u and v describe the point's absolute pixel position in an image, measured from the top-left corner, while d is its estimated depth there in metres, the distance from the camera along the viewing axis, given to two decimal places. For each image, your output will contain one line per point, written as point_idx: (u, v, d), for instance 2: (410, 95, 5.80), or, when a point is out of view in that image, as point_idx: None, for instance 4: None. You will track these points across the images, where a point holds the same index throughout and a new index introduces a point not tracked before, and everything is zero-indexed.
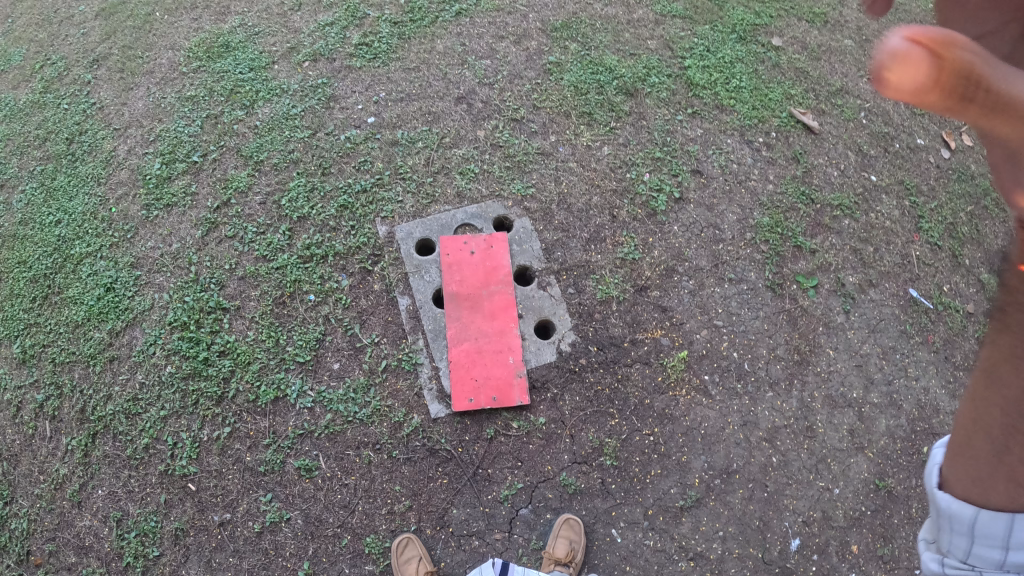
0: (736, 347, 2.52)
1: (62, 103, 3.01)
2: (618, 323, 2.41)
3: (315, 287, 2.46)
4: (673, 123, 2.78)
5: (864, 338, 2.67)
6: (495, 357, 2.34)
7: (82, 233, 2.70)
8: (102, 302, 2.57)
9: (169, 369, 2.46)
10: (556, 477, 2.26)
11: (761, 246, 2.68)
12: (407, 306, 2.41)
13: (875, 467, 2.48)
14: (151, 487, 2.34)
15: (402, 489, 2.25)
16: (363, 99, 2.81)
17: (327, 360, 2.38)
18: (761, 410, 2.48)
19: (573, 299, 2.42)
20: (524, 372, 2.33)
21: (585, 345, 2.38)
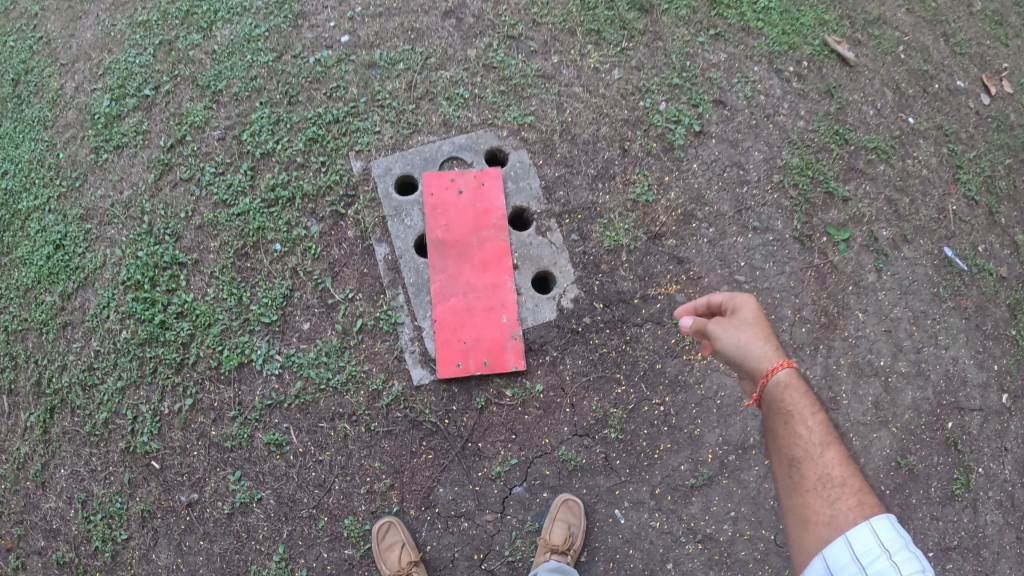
0: (760, 306, 2.18)
1: (8, 41, 2.56)
2: (628, 276, 1.98)
3: (281, 235, 2.11)
4: (694, 45, 2.39)
5: (895, 299, 2.46)
6: (486, 316, 1.95)
7: (28, 184, 2.36)
8: (53, 261, 2.26)
9: (124, 335, 2.17)
10: (555, 452, 1.95)
11: (789, 192, 2.36)
12: (385, 256, 2.02)
13: (898, 443, 2.37)
14: (114, 466, 2.11)
15: (382, 465, 1.97)
16: (336, 14, 2.36)
17: (296, 319, 2.05)
18: None
19: (577, 248, 1.98)
20: (519, 333, 1.94)
21: (590, 302, 1.96)
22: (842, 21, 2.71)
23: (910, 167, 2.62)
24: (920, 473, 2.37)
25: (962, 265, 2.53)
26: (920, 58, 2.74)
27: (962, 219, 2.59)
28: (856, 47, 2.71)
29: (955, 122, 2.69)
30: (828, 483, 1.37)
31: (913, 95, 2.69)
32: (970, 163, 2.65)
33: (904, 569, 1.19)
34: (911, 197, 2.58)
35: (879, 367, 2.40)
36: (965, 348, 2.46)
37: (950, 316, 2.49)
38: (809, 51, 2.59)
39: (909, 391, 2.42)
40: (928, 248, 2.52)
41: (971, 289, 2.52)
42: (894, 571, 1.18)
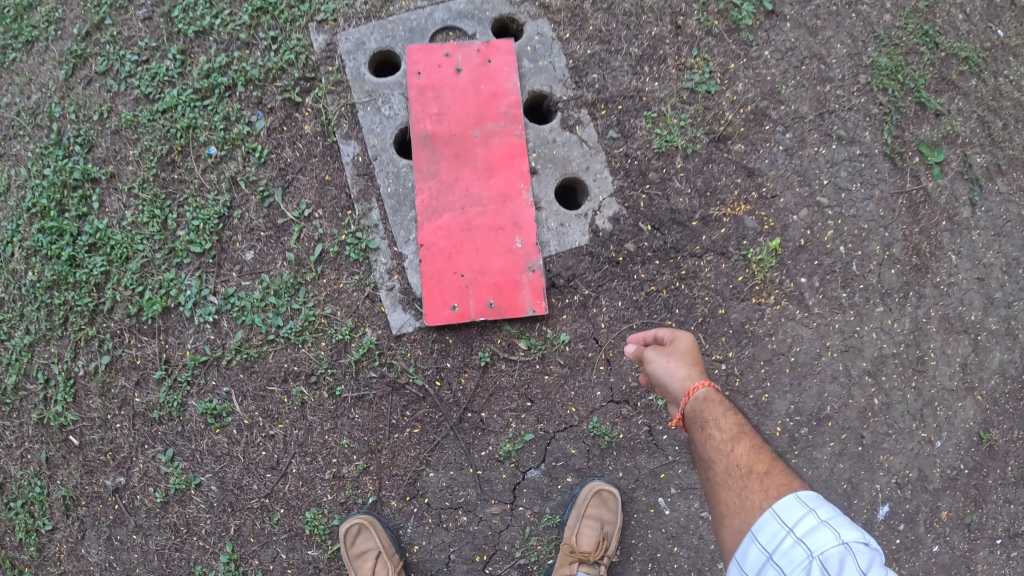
0: (844, 239, 1.70)
1: None
2: (684, 190, 1.46)
3: (217, 134, 1.57)
4: None
5: (991, 242, 1.90)
6: (492, 240, 1.44)
7: None
8: None
9: (29, 275, 1.62)
10: (584, 425, 1.44)
11: (877, 97, 1.87)
12: (353, 156, 1.49)
13: (981, 414, 1.87)
14: (31, 441, 1.60)
15: (352, 442, 1.45)
16: None
17: (236, 247, 1.52)
18: (869, 331, 1.78)
19: (617, 149, 1.46)
20: (538, 264, 1.43)
21: (634, 222, 1.44)
22: None
23: (1002, 86, 1.98)
24: (999, 450, 1.88)
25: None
26: None
27: None
28: None
29: None
30: (736, 471, 1.13)
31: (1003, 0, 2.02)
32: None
33: (816, 546, 0.97)
34: (1004, 121, 1.96)
35: (969, 323, 1.88)
36: None
37: None
38: None
39: (997, 351, 1.90)
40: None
41: None
42: (806, 554, 0.97)
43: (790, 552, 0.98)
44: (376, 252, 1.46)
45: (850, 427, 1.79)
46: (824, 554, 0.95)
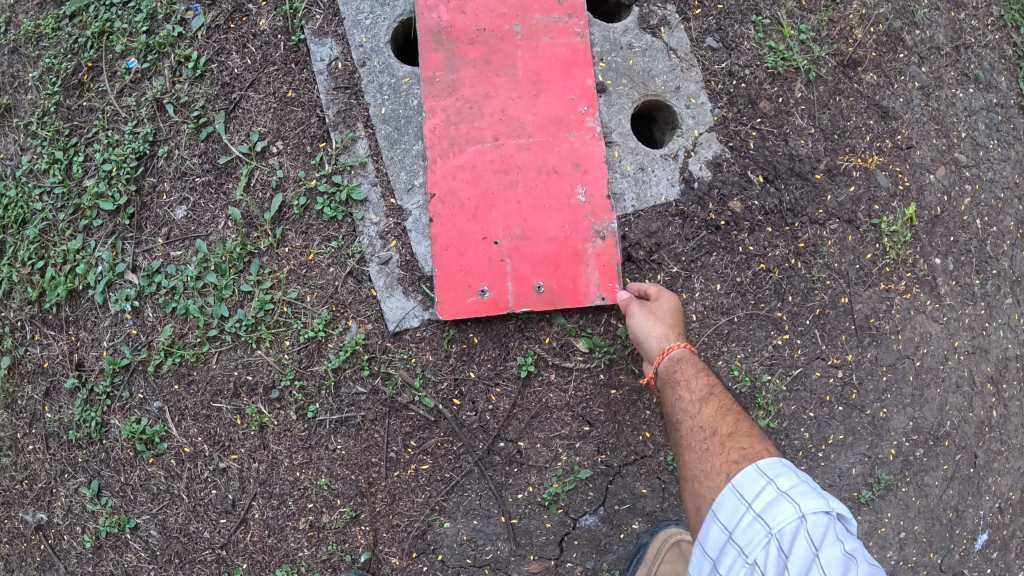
0: (979, 210, 1.31)
1: None
2: (806, 129, 1.06)
3: (137, 41, 1.10)
4: None
5: None
6: (539, 190, 1.00)
7: None
8: None
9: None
10: (660, 456, 1.04)
11: (1011, 35, 1.45)
12: (331, 62, 1.04)
13: None
14: None
15: (334, 478, 1.03)
16: None
17: (164, 200, 1.07)
18: (996, 331, 1.38)
19: (719, 69, 1.04)
20: (609, 230, 1.00)
21: (740, 171, 1.03)
22: None
23: None
24: None
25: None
26: None
27: None
28: None
29: None
30: (700, 438, 0.82)
31: None
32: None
33: (775, 521, 0.68)
34: None
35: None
36: None
37: None
38: None
39: None
40: None
41: None
42: (764, 532, 0.68)
43: (751, 532, 0.70)
44: (363, 205, 1.03)
45: (965, 445, 1.36)
46: (784, 532, 0.67)
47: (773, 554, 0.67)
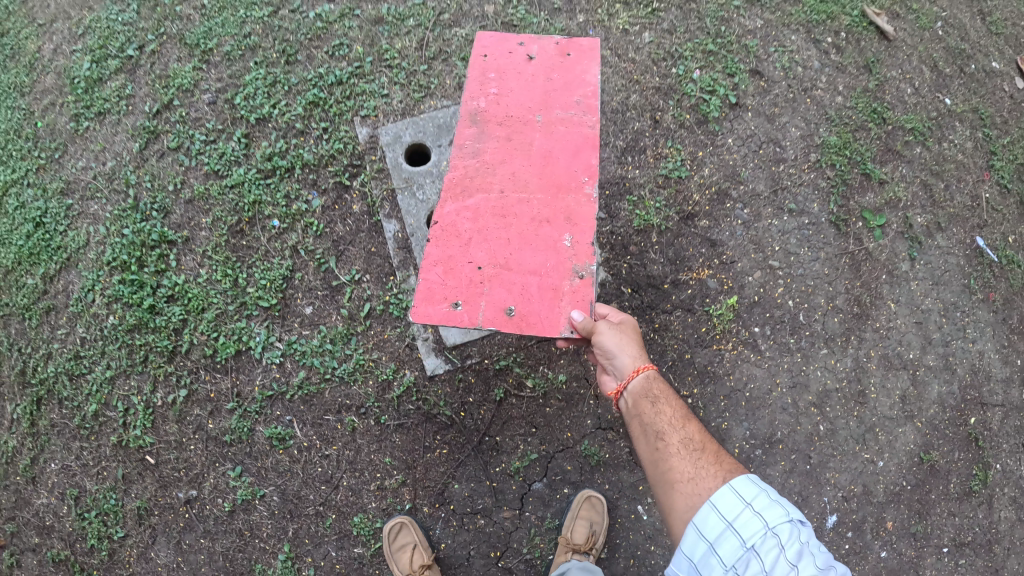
0: (793, 294, 2.12)
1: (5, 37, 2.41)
2: (658, 259, 1.90)
3: (280, 210, 1.93)
4: (729, 7, 2.09)
5: (928, 290, 2.33)
6: (533, 238, 1.47)
7: (4, 155, 2.26)
8: (34, 241, 2.15)
9: (112, 320, 2.05)
10: (577, 446, 1.91)
11: (825, 172, 2.14)
12: (393, 233, 1.89)
13: (921, 437, 2.22)
14: (106, 460, 2.00)
15: (393, 461, 1.89)
16: None
17: (297, 302, 1.94)
18: (813, 370, 2.14)
19: (603, 228, 1.89)
20: (586, 272, 1.45)
21: (617, 286, 1.88)
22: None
23: (945, 152, 2.53)
24: (940, 470, 2.21)
25: (991, 257, 2.45)
26: (957, 37, 2.74)
27: (994, 208, 2.52)
28: (892, 21, 2.55)
29: (989, 105, 2.69)
30: (689, 447, 1.38)
31: (949, 76, 2.66)
32: (1002, 147, 2.64)
33: (769, 520, 1.21)
34: (945, 182, 2.50)
35: (908, 360, 2.26)
36: (992, 343, 2.35)
37: (979, 309, 2.38)
38: (846, 22, 2.29)
39: (936, 385, 2.27)
40: (961, 236, 2.44)
41: (999, 281, 2.43)
42: (763, 527, 1.20)
43: (747, 521, 1.21)
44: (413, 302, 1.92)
45: (798, 449, 2.13)
46: (775, 527, 1.19)
47: (767, 539, 1.18)
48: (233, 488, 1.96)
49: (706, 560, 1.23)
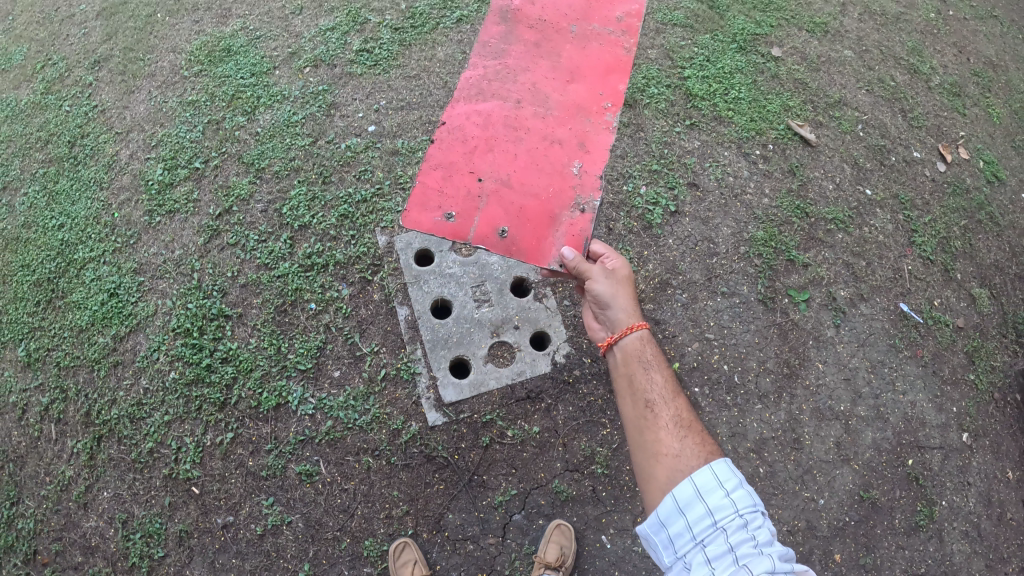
0: (727, 360, 2.58)
1: (85, 140, 2.96)
2: None
3: (316, 295, 2.52)
4: (671, 135, 2.78)
5: (853, 352, 2.73)
6: (539, 165, 2.65)
7: (85, 238, 2.75)
8: (106, 307, 2.62)
9: (173, 375, 2.48)
10: (549, 484, 2.38)
11: (754, 260, 2.67)
12: (405, 316, 2.51)
13: (859, 478, 2.56)
14: (156, 490, 2.37)
15: (400, 494, 2.35)
16: (363, 107, 2.79)
17: (328, 367, 2.47)
18: (750, 422, 2.56)
19: (569, 312, 2.55)
20: (579, 207, 2.56)
21: (579, 357, 2.52)
22: (805, 106, 3.00)
23: (867, 234, 2.92)
24: (881, 506, 2.54)
25: (917, 318, 2.85)
26: (878, 135, 3.08)
27: (918, 277, 2.94)
28: (818, 128, 2.99)
29: (911, 190, 3.07)
30: (676, 424, 1.78)
31: (871, 168, 3.01)
32: (924, 226, 3.03)
33: (738, 507, 1.59)
34: (868, 260, 2.89)
35: (840, 412, 2.65)
36: (922, 393, 2.74)
37: (908, 364, 2.78)
38: (773, 135, 2.87)
39: (870, 432, 2.65)
40: (884, 304, 2.85)
41: (925, 339, 2.83)
42: (732, 512, 1.58)
43: (720, 505, 1.59)
44: (418, 368, 2.46)
45: None
46: (741, 512, 1.58)
47: (733, 521, 1.57)
48: (264, 515, 2.35)
49: (679, 527, 1.62)
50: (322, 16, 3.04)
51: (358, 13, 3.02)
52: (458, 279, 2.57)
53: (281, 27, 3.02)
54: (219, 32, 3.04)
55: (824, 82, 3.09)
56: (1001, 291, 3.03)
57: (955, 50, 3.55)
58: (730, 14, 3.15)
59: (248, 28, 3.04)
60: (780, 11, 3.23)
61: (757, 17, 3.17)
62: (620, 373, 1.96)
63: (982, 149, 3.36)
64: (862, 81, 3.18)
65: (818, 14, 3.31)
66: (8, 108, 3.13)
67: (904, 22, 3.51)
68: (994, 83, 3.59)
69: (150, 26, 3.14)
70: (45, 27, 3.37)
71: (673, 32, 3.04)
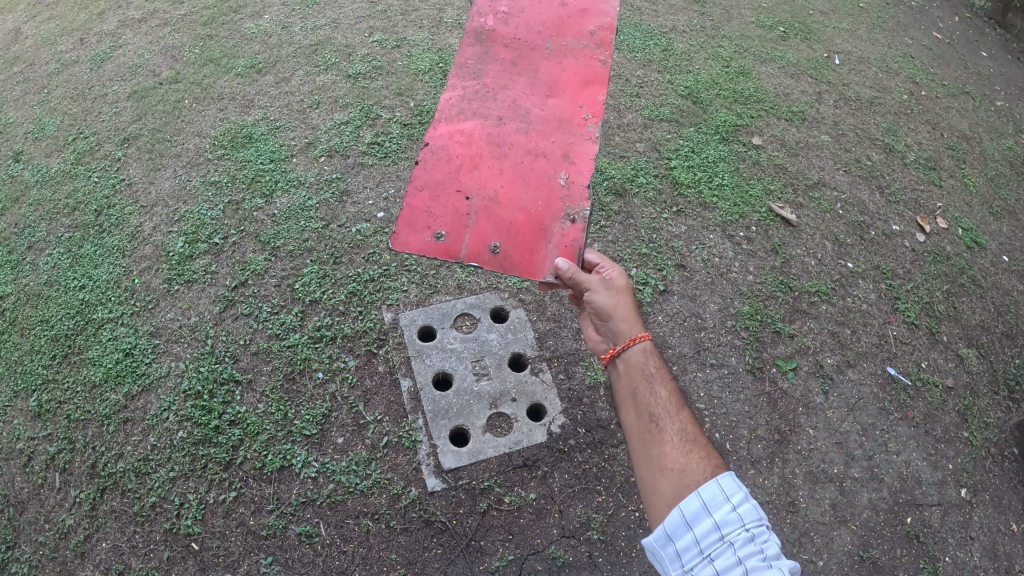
0: (718, 428, 2.61)
1: (111, 208, 3.14)
2: (605, 407, 2.66)
3: (324, 365, 2.65)
4: (659, 221, 3.05)
5: (843, 416, 2.73)
6: (530, 177, 2.35)
7: (104, 299, 2.85)
8: (121, 365, 2.67)
9: (181, 434, 2.49)
10: (546, 550, 2.37)
11: (741, 333, 2.81)
12: (407, 388, 2.63)
13: (859, 538, 2.47)
14: (155, 544, 2.32)
15: (398, 557, 2.33)
16: (373, 195, 3.09)
17: (332, 434, 2.53)
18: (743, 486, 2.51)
19: (563, 384, 2.69)
20: (576, 217, 2.27)
21: (574, 427, 2.61)
22: (785, 189, 3.32)
23: (850, 303, 3.04)
24: (883, 565, 2.43)
25: (905, 381, 2.88)
26: (856, 212, 3.33)
27: (904, 341, 2.99)
28: (798, 209, 3.27)
29: (891, 261, 3.22)
30: (682, 439, 1.74)
31: (852, 243, 3.22)
32: (907, 293, 3.14)
33: (745, 520, 1.59)
34: (852, 328, 2.97)
35: (834, 474, 2.60)
36: (917, 452, 2.71)
37: (899, 425, 2.77)
38: (756, 218, 3.16)
39: (866, 492, 2.59)
40: (872, 369, 2.89)
41: (916, 400, 2.84)
42: (740, 525, 1.58)
43: (728, 519, 1.59)
44: (419, 438, 2.54)
45: None
46: (747, 525, 1.59)
47: (740, 535, 1.58)
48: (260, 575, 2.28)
49: (686, 542, 1.60)
50: (337, 111, 3.42)
51: (371, 108, 3.41)
52: (460, 353, 2.72)
53: (300, 120, 3.37)
54: (241, 120, 3.38)
55: (803, 166, 3.46)
56: (989, 350, 3.08)
57: (929, 127, 3.91)
58: (713, 108, 3.61)
59: (269, 119, 3.39)
60: (759, 105, 3.70)
61: (738, 110, 3.63)
62: (622, 382, 1.90)
63: (960, 217, 3.51)
64: (840, 163, 3.53)
65: (796, 103, 3.79)
66: (39, 175, 3.32)
67: (876, 107, 3.92)
68: (968, 154, 3.84)
69: (178, 111, 3.47)
70: (78, 102, 3.63)
71: (660, 126, 3.45)
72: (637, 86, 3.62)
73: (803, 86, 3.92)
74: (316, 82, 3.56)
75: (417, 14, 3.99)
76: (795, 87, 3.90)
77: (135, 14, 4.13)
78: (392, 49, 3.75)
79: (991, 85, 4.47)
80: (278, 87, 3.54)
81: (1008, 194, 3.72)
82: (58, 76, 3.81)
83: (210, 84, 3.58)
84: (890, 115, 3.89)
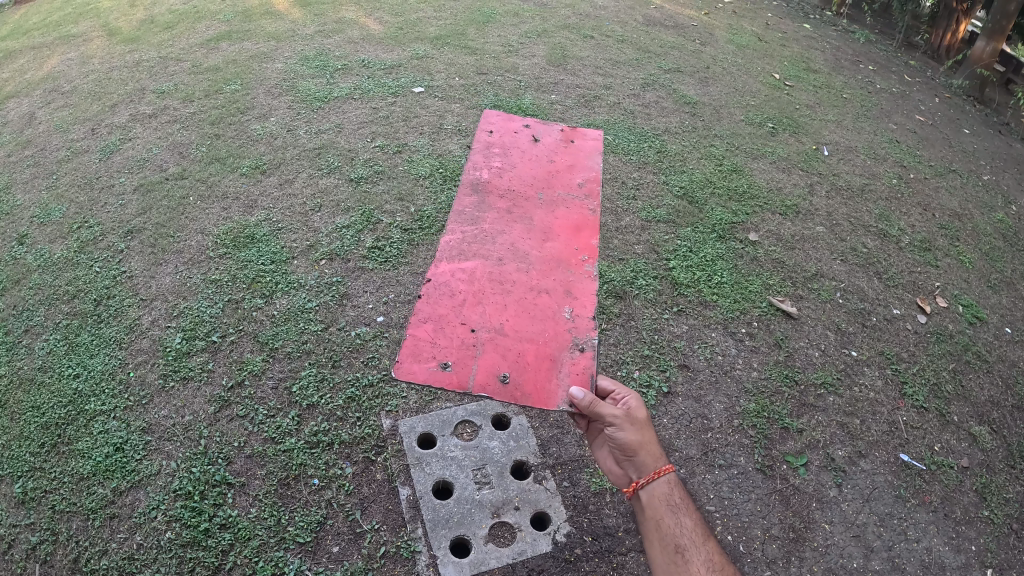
0: (730, 530, 2.47)
1: (112, 293, 3.14)
2: (612, 513, 2.56)
3: (319, 471, 2.55)
4: (660, 321, 3.06)
5: (859, 508, 2.60)
6: (530, 311, 2.79)
7: (98, 389, 2.77)
8: (110, 459, 2.56)
9: (168, 535, 2.36)
10: None
11: (748, 431, 2.75)
12: (407, 496, 2.52)
13: None
14: None
15: None
16: (374, 299, 3.10)
17: (327, 541, 2.38)
18: None
19: (568, 491, 2.60)
20: (587, 344, 2.71)
21: (581, 535, 2.49)
22: (783, 283, 3.35)
23: (857, 393, 2.98)
24: None
25: (919, 466, 2.77)
26: (856, 300, 3.35)
27: (914, 426, 2.91)
28: (797, 301, 3.29)
29: (894, 347, 3.19)
30: (709, 569, 1.93)
31: (853, 331, 3.21)
32: (913, 376, 3.08)
33: None
34: (861, 417, 2.90)
35: (854, 569, 2.43)
36: (938, 539, 2.56)
37: (917, 512, 2.63)
38: (755, 313, 3.18)
39: None
40: (884, 458, 2.79)
41: (932, 485, 2.72)
42: None
43: None
44: (417, 550, 2.39)
45: None
46: None
47: None
48: None
49: None
50: (339, 214, 3.49)
51: (372, 213, 3.49)
52: (460, 461, 2.65)
53: (302, 222, 3.44)
54: (245, 220, 3.44)
55: (800, 258, 3.51)
56: (1001, 427, 2.99)
57: (920, 208, 3.99)
58: (709, 206, 3.71)
59: (272, 220, 3.45)
60: (754, 201, 3.80)
61: (733, 208, 3.72)
62: (646, 514, 2.08)
63: (960, 294, 3.51)
64: (836, 252, 3.59)
65: (789, 196, 3.88)
66: (40, 260, 3.32)
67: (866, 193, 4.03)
68: (962, 231, 3.89)
69: (183, 207, 3.55)
70: (86, 191, 3.70)
71: (657, 227, 3.53)
72: (633, 188, 3.73)
73: (795, 178, 4.04)
74: (318, 184, 3.65)
75: (418, 120, 4.16)
76: (788, 180, 4.01)
77: (145, 109, 4.29)
78: (394, 153, 3.88)
79: (977, 161, 4.60)
80: (281, 188, 3.63)
81: (1004, 266, 3.74)
82: (67, 164, 3.90)
83: (215, 182, 3.67)
84: (879, 200, 3.99)
